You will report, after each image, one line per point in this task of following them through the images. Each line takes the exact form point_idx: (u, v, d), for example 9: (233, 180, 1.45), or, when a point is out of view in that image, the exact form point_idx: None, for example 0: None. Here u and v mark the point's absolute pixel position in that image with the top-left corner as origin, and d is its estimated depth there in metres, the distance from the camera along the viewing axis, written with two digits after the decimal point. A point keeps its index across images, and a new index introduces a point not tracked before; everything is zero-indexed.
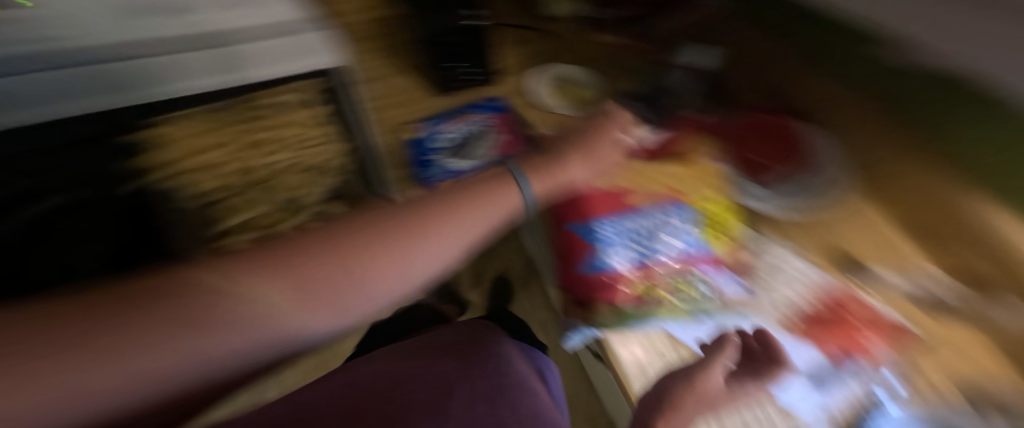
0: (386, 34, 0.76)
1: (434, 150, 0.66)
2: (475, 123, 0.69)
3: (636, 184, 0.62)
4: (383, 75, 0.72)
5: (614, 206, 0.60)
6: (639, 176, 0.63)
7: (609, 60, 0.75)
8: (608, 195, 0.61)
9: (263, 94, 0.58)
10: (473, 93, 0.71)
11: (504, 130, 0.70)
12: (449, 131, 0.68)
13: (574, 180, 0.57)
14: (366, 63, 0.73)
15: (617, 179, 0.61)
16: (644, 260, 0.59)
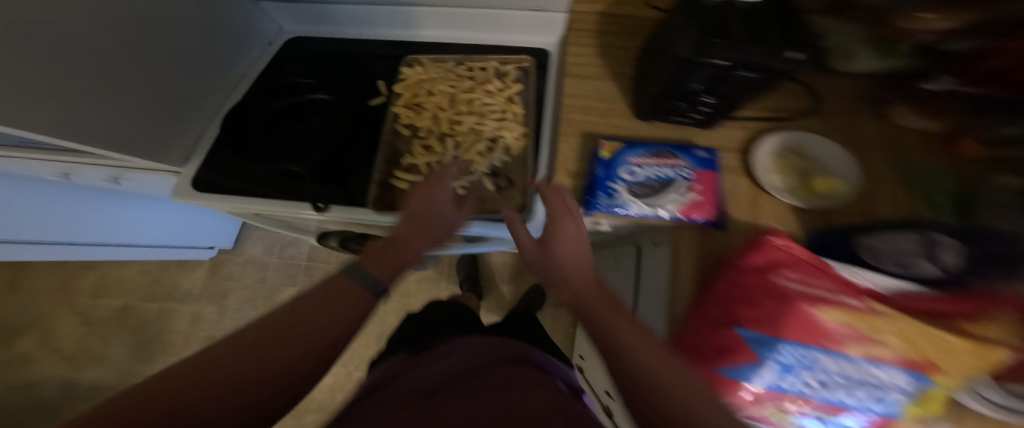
0: (624, 39, 0.68)
1: (619, 181, 0.55)
2: (678, 168, 0.54)
3: (869, 327, 0.41)
4: (602, 79, 0.66)
5: (827, 328, 0.42)
6: (893, 327, 0.41)
7: (890, 153, 0.57)
8: (835, 318, 0.42)
9: (488, 59, 0.71)
10: (690, 130, 0.59)
11: (703, 190, 0.54)
12: (642, 166, 0.55)
13: (805, 273, 0.44)
14: (589, 59, 0.67)
15: (862, 305, 0.41)
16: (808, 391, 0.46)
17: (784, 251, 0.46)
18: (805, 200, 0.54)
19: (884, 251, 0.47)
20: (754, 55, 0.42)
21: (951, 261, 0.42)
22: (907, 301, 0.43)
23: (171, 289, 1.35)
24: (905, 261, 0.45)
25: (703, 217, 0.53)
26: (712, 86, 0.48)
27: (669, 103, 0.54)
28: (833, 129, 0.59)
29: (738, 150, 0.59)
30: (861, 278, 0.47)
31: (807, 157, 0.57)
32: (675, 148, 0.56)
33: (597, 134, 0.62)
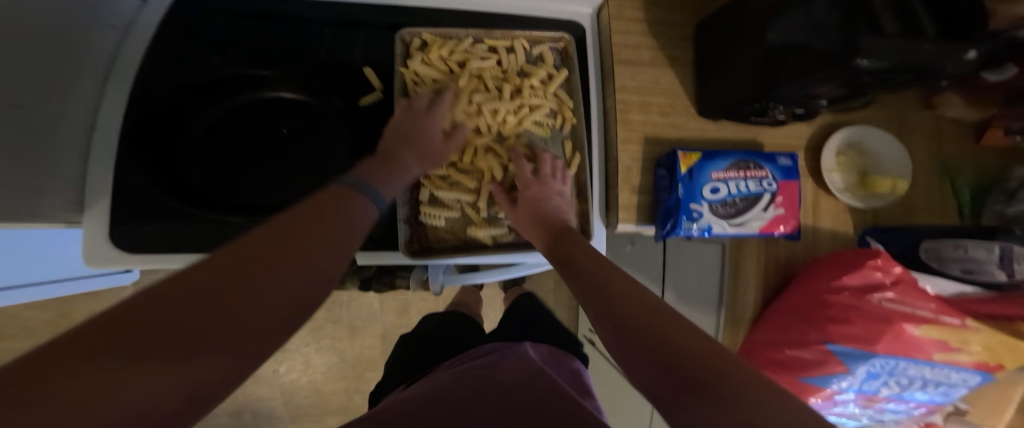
0: (680, 8, 0.57)
1: (702, 201, 0.49)
2: (762, 180, 0.50)
3: (954, 337, 0.46)
4: (659, 66, 0.56)
5: (919, 342, 0.47)
6: (983, 337, 0.45)
7: (930, 145, 0.58)
8: (926, 335, 0.47)
9: (515, 36, 0.56)
10: (758, 130, 0.55)
11: (785, 203, 0.51)
12: (725, 182, 0.50)
13: (904, 294, 0.46)
14: (641, 40, 0.56)
15: (961, 321, 0.45)
16: (880, 386, 0.52)
17: (881, 277, 0.47)
18: (865, 201, 0.54)
19: (950, 256, 0.48)
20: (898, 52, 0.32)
21: None
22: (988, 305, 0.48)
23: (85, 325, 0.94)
24: (973, 268, 0.46)
25: (785, 231, 0.51)
26: (839, 85, 0.40)
27: (760, 104, 0.47)
28: (883, 121, 0.58)
29: (804, 148, 0.56)
30: (930, 284, 0.49)
31: (863, 155, 0.57)
32: (757, 157, 0.51)
33: (662, 138, 0.55)
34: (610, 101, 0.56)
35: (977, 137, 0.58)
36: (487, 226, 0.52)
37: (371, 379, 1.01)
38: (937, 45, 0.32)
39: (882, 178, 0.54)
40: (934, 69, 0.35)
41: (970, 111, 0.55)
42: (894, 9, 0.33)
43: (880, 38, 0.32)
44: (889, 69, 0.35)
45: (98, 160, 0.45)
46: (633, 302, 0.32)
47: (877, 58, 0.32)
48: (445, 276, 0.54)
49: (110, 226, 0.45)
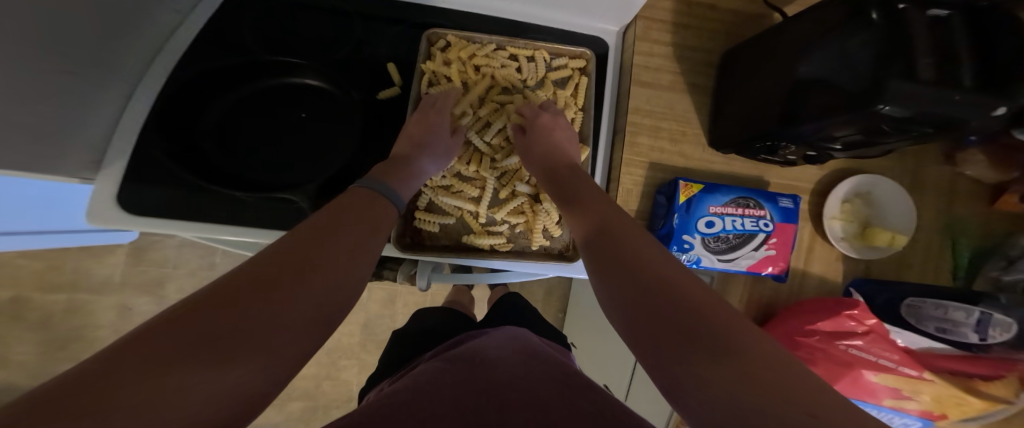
0: (706, 36, 0.56)
1: (696, 234, 0.51)
2: (759, 220, 0.51)
3: (908, 386, 0.50)
4: (678, 93, 0.56)
5: (876, 388, 0.50)
6: (930, 385, 0.50)
7: (942, 202, 0.58)
8: (884, 383, 0.50)
9: (537, 46, 0.58)
10: (765, 168, 0.55)
11: (778, 245, 0.52)
12: (722, 217, 0.51)
13: (872, 343, 0.49)
14: (663, 63, 0.56)
15: (916, 370, 0.49)
16: None
17: (853, 324, 0.50)
18: (861, 252, 0.54)
19: (929, 315, 0.51)
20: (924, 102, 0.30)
21: (994, 337, 0.48)
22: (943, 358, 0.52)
23: (79, 277, 0.93)
24: (948, 328, 0.50)
25: (774, 271, 0.53)
26: (859, 131, 0.36)
27: (772, 142, 0.45)
28: (901, 171, 0.57)
29: (810, 191, 0.57)
30: (903, 337, 0.53)
31: (871, 204, 0.56)
32: (758, 195, 0.52)
33: (668, 165, 0.55)
34: (622, 121, 0.57)
35: (992, 200, 0.57)
36: (486, 235, 0.54)
37: (344, 367, 1.05)
38: (967, 97, 0.30)
39: (883, 231, 0.54)
40: (958, 127, 0.32)
41: (993, 172, 0.54)
42: (936, 53, 0.30)
43: (910, 82, 0.30)
44: (914, 118, 0.32)
45: (125, 124, 0.48)
46: (677, 296, 0.30)
47: (900, 105, 0.30)
48: (432, 273, 0.56)
49: (119, 187, 0.46)
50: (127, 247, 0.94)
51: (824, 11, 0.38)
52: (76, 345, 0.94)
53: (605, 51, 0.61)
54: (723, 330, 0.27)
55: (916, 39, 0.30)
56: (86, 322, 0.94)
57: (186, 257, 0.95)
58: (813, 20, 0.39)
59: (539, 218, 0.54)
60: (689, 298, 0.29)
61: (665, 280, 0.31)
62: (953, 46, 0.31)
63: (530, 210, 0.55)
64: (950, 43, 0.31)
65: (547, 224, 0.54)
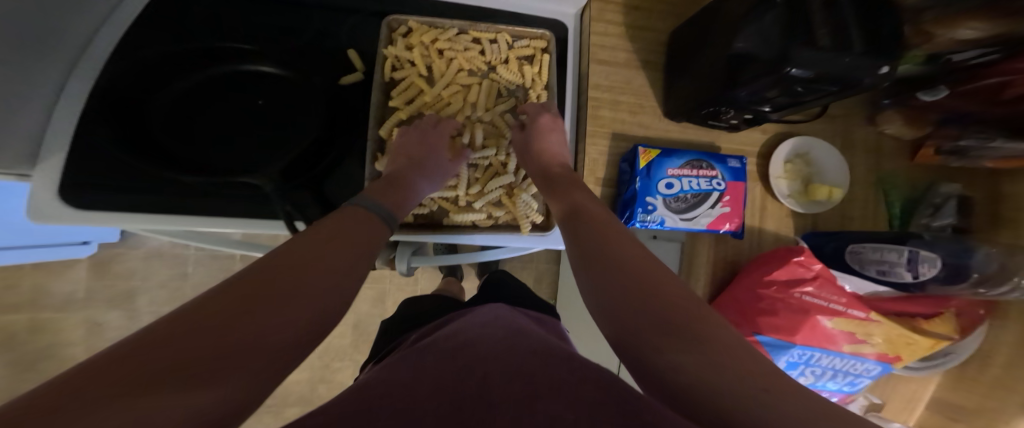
0: (657, 15, 0.60)
1: (658, 196, 0.54)
2: (712, 179, 0.55)
3: (861, 326, 0.56)
4: (633, 69, 0.60)
5: (833, 333, 0.56)
6: (884, 327, 0.56)
7: (871, 158, 0.64)
8: (838, 327, 0.55)
9: (499, 29, 0.60)
10: (715, 136, 0.60)
11: (731, 202, 0.56)
12: (680, 178, 0.55)
13: (821, 287, 0.55)
14: (617, 42, 0.60)
15: (865, 312, 0.55)
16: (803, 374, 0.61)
17: (803, 273, 0.55)
18: (803, 206, 0.60)
19: (870, 259, 0.57)
20: (824, 61, 0.38)
21: (924, 273, 0.55)
22: (890, 303, 0.60)
23: (39, 295, 0.88)
24: (886, 269, 0.57)
25: (730, 228, 0.57)
26: (783, 92, 0.44)
27: (714, 108, 0.51)
28: (830, 134, 0.64)
29: (757, 154, 0.62)
30: (849, 282, 0.60)
31: (810, 163, 0.62)
32: (709, 157, 0.56)
33: (629, 135, 0.59)
34: (584, 97, 0.60)
35: (913, 155, 0.65)
36: (466, 212, 0.54)
37: (338, 369, 1.02)
38: (858, 58, 0.38)
39: (821, 185, 0.60)
40: (855, 84, 0.41)
41: (908, 129, 0.61)
42: (831, 23, 0.38)
43: (811, 49, 0.38)
44: (818, 78, 0.40)
45: (62, 114, 0.47)
46: (643, 286, 0.35)
47: (804, 67, 0.39)
48: (412, 257, 0.58)
49: (60, 182, 0.45)
50: (91, 260, 0.90)
51: None
52: (43, 367, 0.88)
53: (564, 34, 0.64)
54: (678, 314, 0.32)
55: (814, 15, 0.38)
56: (51, 342, 0.89)
57: (157, 267, 0.92)
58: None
59: (518, 207, 0.55)
60: (668, 295, 0.34)
61: (645, 281, 0.35)
62: (846, 16, 0.38)
63: (508, 202, 0.55)
64: (841, 15, 0.39)
65: (528, 212, 0.55)
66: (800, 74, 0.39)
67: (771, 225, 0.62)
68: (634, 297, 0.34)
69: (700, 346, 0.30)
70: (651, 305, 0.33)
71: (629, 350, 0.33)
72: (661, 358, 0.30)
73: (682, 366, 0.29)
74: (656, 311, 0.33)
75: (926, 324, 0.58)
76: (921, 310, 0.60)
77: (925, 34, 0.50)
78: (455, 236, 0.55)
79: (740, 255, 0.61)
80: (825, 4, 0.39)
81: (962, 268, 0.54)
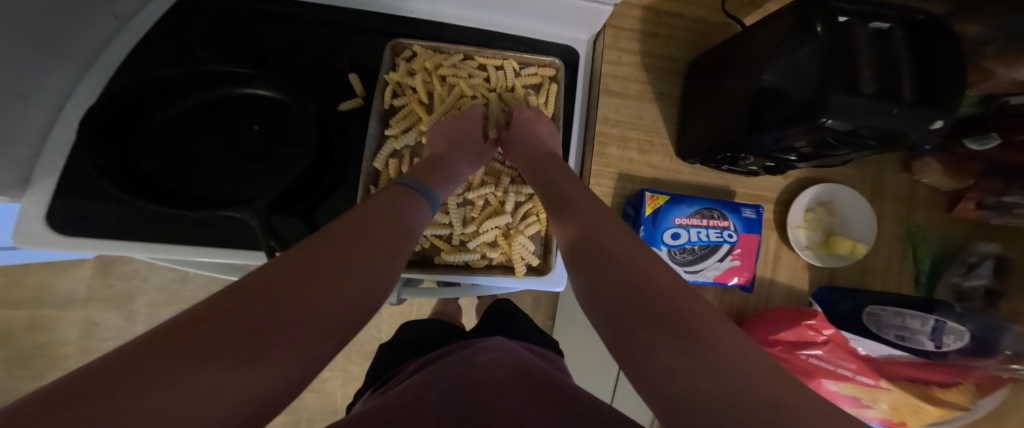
0: (674, 44, 0.56)
1: (662, 246, 0.51)
2: (724, 230, 0.52)
3: (868, 392, 0.51)
4: (645, 101, 0.56)
5: (837, 396, 0.52)
6: (895, 394, 0.52)
7: (900, 209, 0.59)
8: (843, 391, 0.51)
9: (507, 55, 0.57)
10: (731, 178, 0.56)
11: (742, 255, 0.52)
12: (688, 228, 0.52)
13: (831, 352, 0.51)
14: (631, 72, 0.56)
15: (877, 379, 0.51)
16: None
17: (812, 335, 0.51)
18: (822, 260, 0.56)
19: (888, 322, 0.53)
20: (865, 113, 0.30)
21: (948, 344, 0.51)
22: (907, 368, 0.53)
23: (42, 292, 0.90)
24: (906, 336, 0.52)
25: (739, 281, 0.53)
26: (815, 143, 0.35)
27: (732, 153, 0.46)
28: (860, 180, 0.59)
29: (774, 200, 0.58)
30: (863, 345, 0.53)
31: (834, 213, 0.58)
32: (722, 206, 0.52)
33: (635, 175, 0.55)
34: (591, 132, 0.57)
35: (950, 207, 0.59)
36: (459, 252, 0.53)
37: (328, 378, 1.03)
38: (906, 110, 0.30)
39: (845, 239, 0.55)
40: (898, 140, 0.32)
41: (947, 181, 0.56)
42: (876, 65, 0.31)
43: (848, 96, 0.30)
44: (855, 132, 0.31)
45: (56, 139, 0.47)
46: (650, 282, 0.31)
47: (843, 117, 0.30)
48: (403, 287, 0.56)
49: (51, 203, 0.45)
50: (94, 260, 0.92)
51: (777, 26, 0.37)
52: (38, 361, 0.91)
53: (575, 60, 0.60)
54: (677, 308, 0.28)
55: (859, 52, 0.31)
56: (49, 338, 0.91)
57: (156, 269, 0.93)
58: (772, 30, 0.38)
59: (514, 250, 0.53)
60: (684, 308, 0.29)
61: (650, 287, 0.30)
62: (894, 59, 0.31)
63: (505, 243, 0.54)
64: (889, 57, 0.31)
65: (523, 254, 0.54)
66: (838, 121, 0.30)
67: (786, 278, 0.58)
68: (672, 296, 0.30)
69: (739, 367, 0.24)
70: (677, 313, 0.28)
71: (623, 345, 0.30)
72: (671, 370, 0.26)
73: (676, 365, 0.26)
74: (680, 317, 0.28)
75: (945, 392, 0.53)
76: (944, 377, 0.52)
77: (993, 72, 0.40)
78: (442, 277, 0.53)
79: (749, 310, 0.57)
80: (870, 42, 0.32)
81: (989, 343, 0.50)
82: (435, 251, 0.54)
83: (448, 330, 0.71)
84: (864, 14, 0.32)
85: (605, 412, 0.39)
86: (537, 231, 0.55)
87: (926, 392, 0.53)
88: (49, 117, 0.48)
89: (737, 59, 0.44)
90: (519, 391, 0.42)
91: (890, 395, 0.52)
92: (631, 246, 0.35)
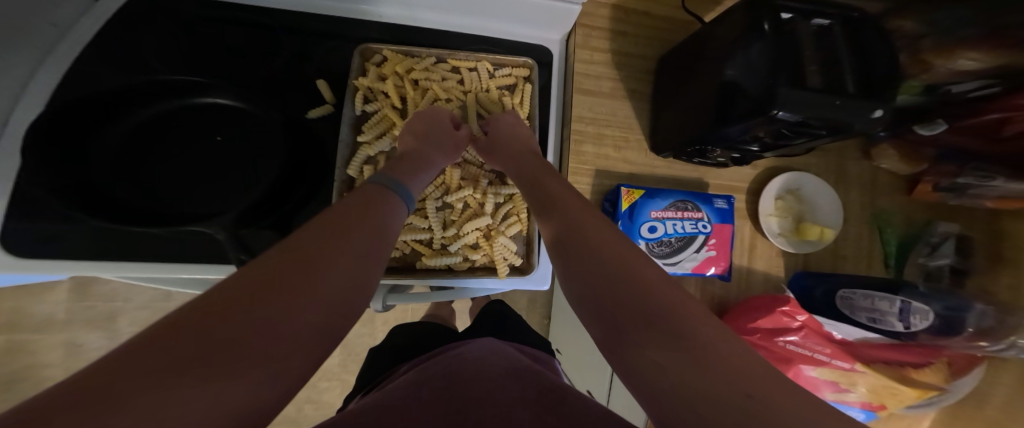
0: (643, 41, 0.57)
1: (640, 240, 0.52)
2: (698, 222, 0.53)
3: (845, 376, 0.53)
4: (618, 98, 0.56)
5: (817, 382, 0.53)
6: (871, 377, 0.53)
7: (866, 193, 0.61)
8: (822, 376, 0.53)
9: (479, 57, 0.58)
10: (704, 170, 0.57)
11: (718, 245, 0.54)
12: (663, 221, 0.53)
13: (806, 337, 0.53)
14: (602, 70, 0.56)
15: (852, 362, 0.53)
16: None
17: (787, 322, 0.53)
18: (794, 246, 0.57)
19: (860, 305, 0.55)
20: (813, 104, 0.31)
21: (916, 324, 0.52)
22: (880, 350, 0.56)
23: (16, 317, 0.87)
24: (877, 317, 0.54)
25: (717, 271, 0.55)
26: (774, 133, 0.37)
27: (700, 146, 0.47)
28: (827, 167, 0.61)
29: (747, 190, 0.59)
30: (838, 329, 0.56)
31: (803, 200, 0.60)
32: (695, 198, 0.53)
33: (613, 172, 0.56)
34: (568, 130, 0.58)
35: (911, 190, 0.61)
36: (440, 256, 0.53)
37: (325, 388, 1.01)
38: (850, 101, 0.31)
39: (814, 226, 0.57)
40: (846, 129, 0.34)
41: (903, 165, 0.58)
42: (820, 60, 0.33)
43: (797, 89, 0.31)
44: (805, 123, 0.33)
45: (0, 158, 0.44)
46: (625, 277, 0.32)
47: (792, 109, 0.31)
48: (388, 294, 0.56)
49: (2, 228, 0.43)
50: (70, 281, 0.88)
51: (736, 20, 0.39)
52: (16, 390, 0.87)
53: (548, 60, 0.61)
54: (655, 302, 0.29)
55: (804, 49, 0.33)
56: (28, 365, 0.87)
57: (137, 289, 0.90)
58: (729, 25, 0.39)
59: (495, 250, 0.54)
60: (663, 300, 0.29)
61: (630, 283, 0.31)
62: (835, 54, 0.33)
63: (486, 244, 0.54)
64: (832, 51, 0.33)
65: (505, 254, 0.54)
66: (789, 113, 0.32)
67: (762, 265, 0.59)
68: (646, 287, 0.31)
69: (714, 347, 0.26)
70: (656, 304, 0.29)
71: (611, 347, 0.30)
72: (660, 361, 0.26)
73: (657, 359, 0.26)
74: (658, 309, 0.29)
75: (919, 373, 0.55)
76: (914, 358, 0.56)
77: (926, 65, 0.43)
78: (431, 281, 0.54)
79: (726, 298, 0.58)
80: (814, 38, 0.34)
81: (955, 320, 0.51)
82: (416, 256, 0.54)
83: (436, 332, 0.70)
84: (807, 12, 0.33)
85: (593, 408, 0.39)
86: (519, 230, 0.56)
87: (901, 373, 0.55)
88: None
89: (701, 54, 0.45)
90: (508, 390, 0.43)
91: (865, 378, 0.53)
92: (604, 242, 0.36)
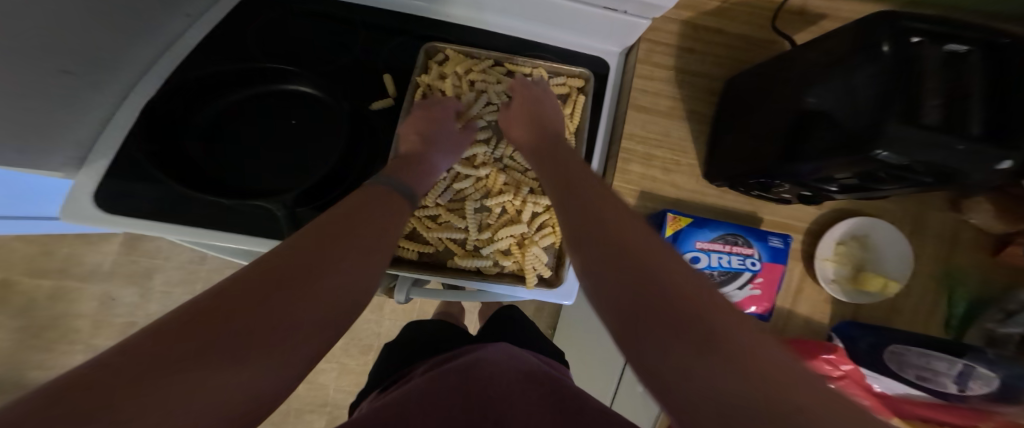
0: (711, 61, 0.55)
1: None
2: (747, 258, 0.50)
3: None
4: (675, 119, 0.54)
5: None
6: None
7: (941, 249, 0.56)
8: None
9: (537, 64, 0.58)
10: (757, 204, 0.54)
11: (764, 284, 0.51)
12: (709, 253, 0.50)
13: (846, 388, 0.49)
14: (662, 87, 0.55)
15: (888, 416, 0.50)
16: None
17: (829, 370, 0.49)
18: (848, 295, 0.54)
19: (913, 363, 0.51)
20: (928, 143, 0.27)
21: (972, 388, 0.49)
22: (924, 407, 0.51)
23: (70, 264, 0.94)
24: (928, 376, 0.50)
25: (758, 311, 0.52)
26: (857, 174, 0.33)
27: (765, 179, 0.44)
28: (899, 214, 0.56)
29: (803, 231, 0.55)
30: (879, 382, 0.52)
31: (867, 247, 0.55)
32: (747, 233, 0.51)
33: (657, 195, 0.54)
34: (616, 147, 0.56)
35: (996, 251, 0.55)
36: (472, 257, 0.53)
37: (323, 370, 1.04)
38: (973, 146, 0.27)
39: (875, 277, 0.53)
40: (959, 178, 0.30)
41: (997, 223, 0.52)
42: (945, 94, 0.29)
43: (909, 126, 0.27)
44: (909, 167, 0.29)
45: (116, 123, 0.50)
46: (664, 278, 0.26)
47: (898, 150, 0.28)
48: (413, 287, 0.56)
49: (99, 182, 0.47)
50: (122, 235, 0.95)
51: (837, 40, 0.35)
52: (53, 333, 0.94)
53: (606, 72, 0.60)
54: (699, 313, 0.24)
55: (925, 78, 0.28)
56: (68, 309, 0.94)
57: (177, 249, 0.96)
58: (825, 50, 0.36)
59: (527, 260, 0.53)
60: (709, 309, 0.24)
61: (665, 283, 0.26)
62: (966, 87, 0.29)
63: (518, 252, 0.54)
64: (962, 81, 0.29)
65: (536, 265, 0.53)
66: (894, 151, 0.28)
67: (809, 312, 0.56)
68: (685, 293, 0.25)
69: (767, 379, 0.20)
70: (695, 313, 0.24)
71: (627, 340, 0.26)
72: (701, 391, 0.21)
73: (689, 367, 0.22)
74: (695, 320, 0.23)
75: None
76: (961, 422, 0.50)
77: None
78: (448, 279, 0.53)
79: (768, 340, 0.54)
80: (942, 65, 0.29)
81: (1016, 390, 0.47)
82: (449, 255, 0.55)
83: (456, 334, 0.70)
84: (938, 37, 0.29)
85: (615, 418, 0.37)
86: (552, 242, 0.55)
87: None
88: (112, 104, 0.51)
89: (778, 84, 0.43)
90: (527, 395, 0.42)
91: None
92: (636, 233, 0.30)
